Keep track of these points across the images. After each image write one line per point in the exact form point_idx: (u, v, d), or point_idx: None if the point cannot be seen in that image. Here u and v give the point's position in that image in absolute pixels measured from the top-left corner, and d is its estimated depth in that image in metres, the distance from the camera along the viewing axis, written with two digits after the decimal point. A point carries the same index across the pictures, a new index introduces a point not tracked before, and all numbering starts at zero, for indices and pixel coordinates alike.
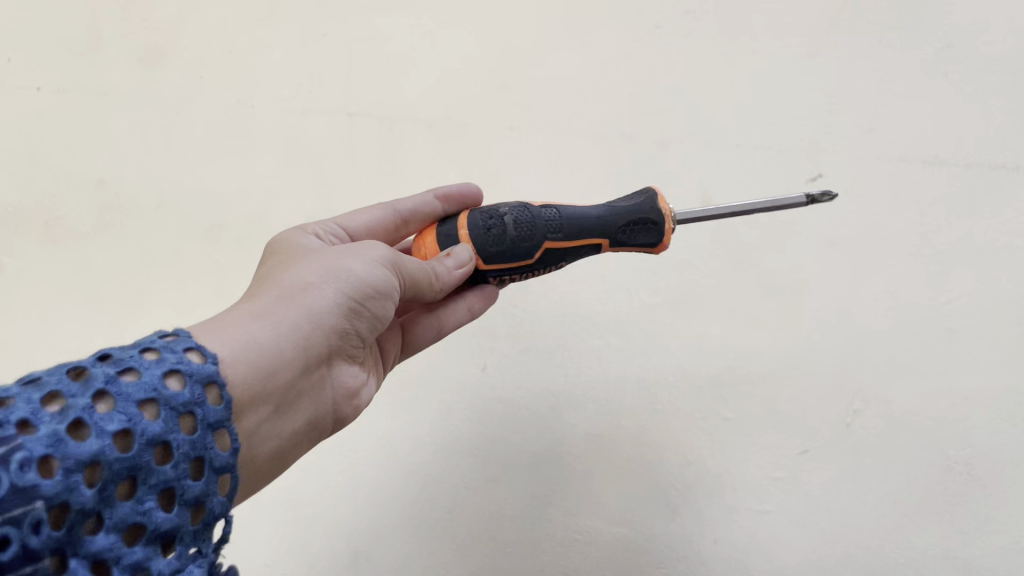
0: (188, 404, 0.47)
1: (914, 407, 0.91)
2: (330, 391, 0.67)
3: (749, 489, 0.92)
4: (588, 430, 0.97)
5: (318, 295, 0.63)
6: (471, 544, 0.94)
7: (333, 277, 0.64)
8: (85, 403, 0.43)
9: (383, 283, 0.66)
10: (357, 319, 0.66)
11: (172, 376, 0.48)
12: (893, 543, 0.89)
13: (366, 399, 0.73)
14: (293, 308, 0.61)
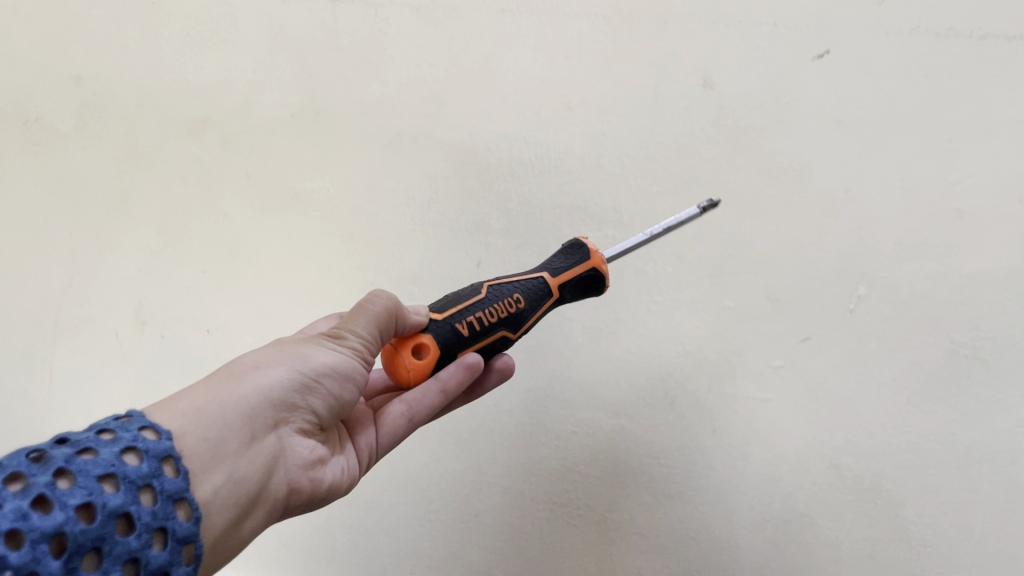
0: (146, 477, 0.49)
1: (921, 291, 0.88)
2: (285, 467, 0.65)
3: (749, 377, 0.91)
4: (585, 323, 0.97)
5: (270, 372, 0.64)
6: (470, 439, 0.99)
7: (290, 356, 0.65)
8: (46, 480, 0.44)
9: (338, 359, 0.67)
10: (312, 395, 0.66)
11: (129, 452, 0.50)
12: (895, 427, 0.87)
13: (327, 485, 0.70)
14: (243, 388, 0.62)
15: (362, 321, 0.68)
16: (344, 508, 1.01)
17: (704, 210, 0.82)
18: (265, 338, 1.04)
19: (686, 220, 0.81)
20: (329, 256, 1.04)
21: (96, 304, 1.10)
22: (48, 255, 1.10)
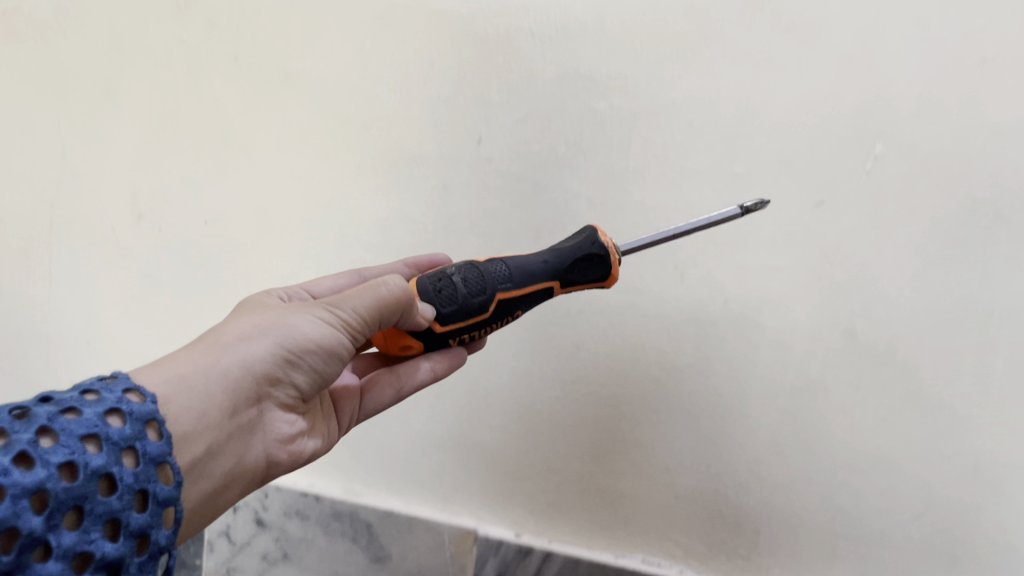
0: (130, 439, 0.52)
1: (943, 147, 0.79)
2: (262, 437, 0.70)
3: (762, 245, 0.87)
4: (592, 198, 0.93)
5: (257, 346, 0.66)
6: None
7: (278, 331, 0.68)
8: (29, 437, 0.47)
9: (325, 336, 0.70)
10: (295, 369, 0.70)
11: (114, 413, 0.53)
12: (912, 290, 0.82)
13: (299, 453, 0.76)
14: (231, 360, 0.64)
15: (352, 306, 0.71)
16: None
17: (747, 210, 0.81)
18: (276, 226, 1.04)
19: (722, 219, 0.81)
20: (324, 139, 1.00)
21: (95, 200, 1.10)
22: (50, 149, 1.10)
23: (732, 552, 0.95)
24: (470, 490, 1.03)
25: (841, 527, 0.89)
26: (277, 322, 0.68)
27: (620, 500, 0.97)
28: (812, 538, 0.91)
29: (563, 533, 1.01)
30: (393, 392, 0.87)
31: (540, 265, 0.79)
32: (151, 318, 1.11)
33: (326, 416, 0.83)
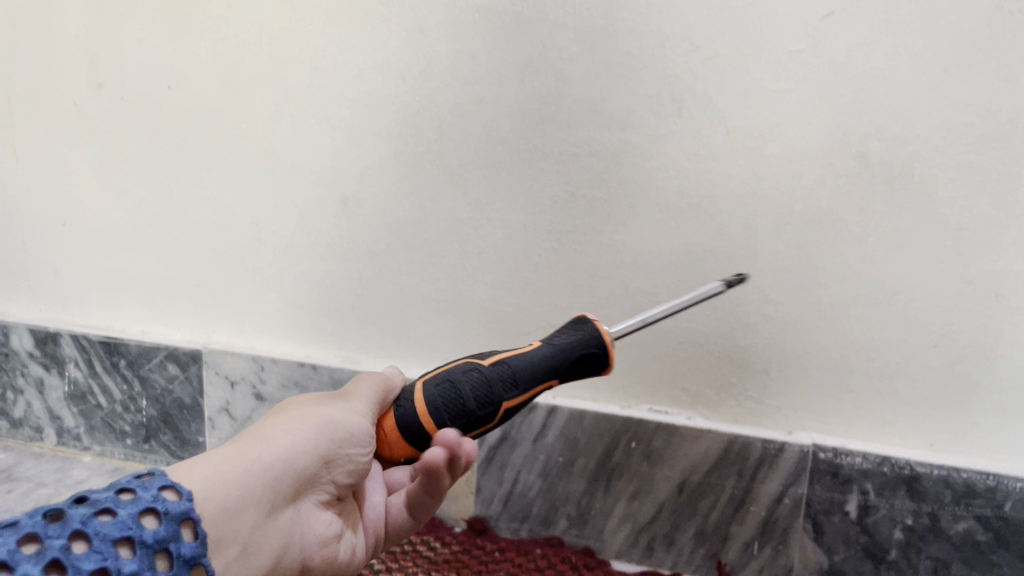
0: (165, 540, 0.50)
1: None
2: (301, 535, 0.62)
3: (765, 67, 0.79)
4: (581, 30, 0.83)
5: (297, 437, 0.63)
6: (464, 174, 0.91)
7: (313, 423, 0.65)
8: (61, 544, 0.45)
9: (354, 426, 0.67)
10: (331, 464, 0.65)
11: (150, 515, 0.50)
12: (929, 103, 0.76)
13: (339, 564, 0.66)
14: (275, 457, 0.60)
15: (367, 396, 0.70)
16: (345, 258, 0.98)
17: (728, 285, 0.79)
18: (234, 85, 0.96)
19: (705, 295, 0.78)
20: None
21: (53, 72, 1.03)
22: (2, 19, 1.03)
23: (741, 398, 0.88)
24: (470, 349, 0.97)
25: (854, 366, 0.84)
26: (310, 416, 0.65)
27: (624, 350, 0.91)
28: (825, 379, 0.85)
29: (566, 389, 0.95)
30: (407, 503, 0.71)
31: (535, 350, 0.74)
32: (122, 196, 1.05)
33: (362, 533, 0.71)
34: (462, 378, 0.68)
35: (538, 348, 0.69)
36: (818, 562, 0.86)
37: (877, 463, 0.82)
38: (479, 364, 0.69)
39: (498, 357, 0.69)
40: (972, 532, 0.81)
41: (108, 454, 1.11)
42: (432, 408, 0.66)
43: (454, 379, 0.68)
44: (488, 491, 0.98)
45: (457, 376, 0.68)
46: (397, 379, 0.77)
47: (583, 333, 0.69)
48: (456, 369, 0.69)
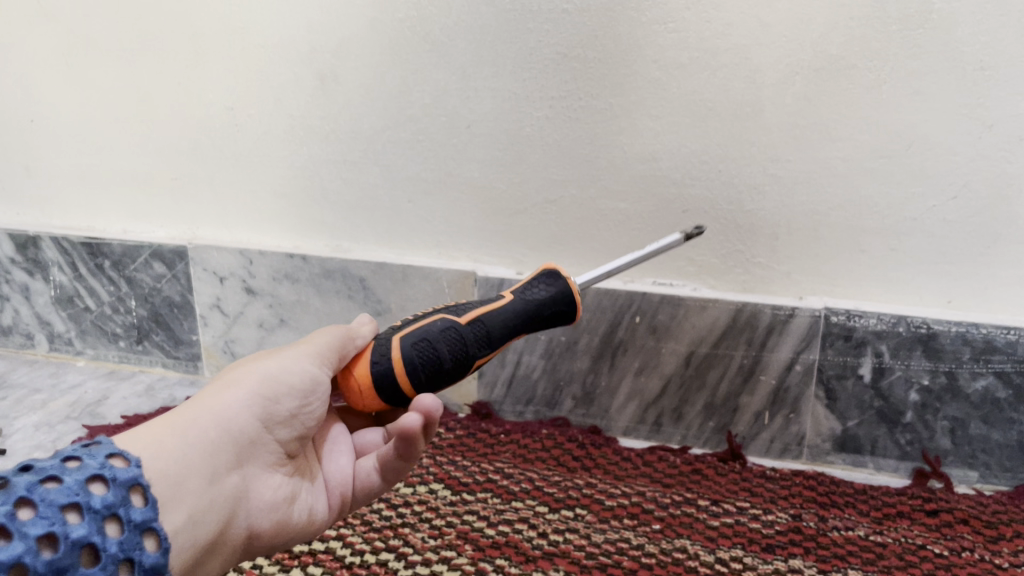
0: (114, 505, 0.41)
1: None
2: (246, 501, 0.54)
3: None
4: None
5: (229, 399, 0.53)
6: (447, 42, 0.84)
7: (248, 382, 0.55)
8: (6, 509, 0.37)
9: (296, 376, 0.57)
10: (275, 422, 0.56)
11: (96, 480, 0.42)
12: None
13: (295, 527, 0.58)
14: (203, 422, 0.51)
15: (319, 350, 0.60)
16: (328, 140, 0.92)
17: (687, 237, 0.73)
18: None
19: (662, 248, 0.73)
20: None
21: None
22: None
23: (748, 265, 0.84)
24: (463, 228, 0.92)
25: (869, 224, 0.79)
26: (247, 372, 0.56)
27: (625, 221, 0.86)
28: (837, 239, 0.80)
29: (566, 266, 0.90)
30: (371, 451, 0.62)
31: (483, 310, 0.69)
32: (89, 86, 0.99)
33: (321, 494, 0.61)
34: (438, 334, 0.61)
35: (509, 302, 0.65)
36: (831, 428, 0.84)
37: (892, 323, 0.79)
38: (452, 319, 0.63)
39: (468, 313, 0.64)
40: (991, 389, 0.78)
41: (103, 357, 1.09)
42: (409, 363, 0.60)
43: (431, 337, 0.61)
44: (491, 375, 0.96)
45: (434, 333, 0.61)
46: (361, 333, 0.65)
47: (553, 290, 0.66)
48: (429, 324, 0.62)
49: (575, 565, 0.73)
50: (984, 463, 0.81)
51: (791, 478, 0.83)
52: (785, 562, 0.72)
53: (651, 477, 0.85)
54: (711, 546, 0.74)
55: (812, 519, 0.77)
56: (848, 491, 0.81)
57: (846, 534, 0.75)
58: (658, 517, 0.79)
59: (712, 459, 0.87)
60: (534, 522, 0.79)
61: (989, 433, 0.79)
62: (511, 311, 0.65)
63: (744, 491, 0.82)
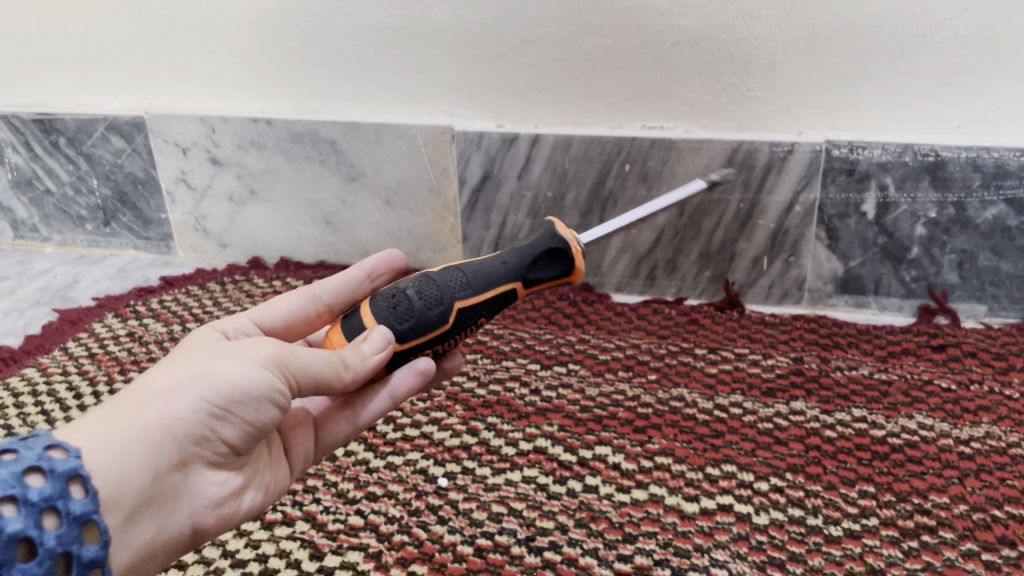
0: (52, 498, 0.36)
1: None
2: (187, 502, 0.44)
3: None
4: None
5: (173, 404, 0.42)
6: None
7: (201, 383, 0.43)
8: None
9: (255, 382, 0.44)
10: (225, 429, 0.44)
11: (33, 470, 0.37)
12: None
13: (247, 515, 0.48)
14: (138, 431, 0.41)
15: (301, 353, 0.46)
16: None
17: None
18: None
19: None
20: None
21: None
22: None
23: (744, 100, 0.77)
24: (435, 80, 0.84)
25: (874, 46, 0.72)
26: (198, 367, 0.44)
27: (611, 60, 0.79)
28: (842, 64, 0.74)
29: (549, 113, 0.83)
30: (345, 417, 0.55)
31: (502, 265, 0.53)
32: None
33: (283, 471, 0.53)
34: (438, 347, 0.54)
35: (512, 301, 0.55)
36: (832, 270, 0.81)
37: (897, 154, 0.74)
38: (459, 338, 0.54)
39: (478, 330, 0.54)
40: (1002, 217, 0.74)
41: (71, 242, 1.05)
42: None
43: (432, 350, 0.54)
44: (476, 239, 0.89)
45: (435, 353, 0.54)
46: (352, 369, 0.48)
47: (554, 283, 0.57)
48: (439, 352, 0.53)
49: (568, 419, 0.70)
50: (993, 297, 0.77)
51: (791, 322, 0.80)
52: (786, 405, 0.69)
53: (646, 331, 0.82)
54: (710, 394, 0.72)
55: (814, 361, 0.74)
56: (851, 332, 0.77)
57: (849, 373, 0.72)
58: (654, 368, 0.76)
59: (709, 309, 0.84)
60: (525, 380, 0.76)
61: (999, 264, 0.76)
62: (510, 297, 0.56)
63: (743, 338, 0.79)
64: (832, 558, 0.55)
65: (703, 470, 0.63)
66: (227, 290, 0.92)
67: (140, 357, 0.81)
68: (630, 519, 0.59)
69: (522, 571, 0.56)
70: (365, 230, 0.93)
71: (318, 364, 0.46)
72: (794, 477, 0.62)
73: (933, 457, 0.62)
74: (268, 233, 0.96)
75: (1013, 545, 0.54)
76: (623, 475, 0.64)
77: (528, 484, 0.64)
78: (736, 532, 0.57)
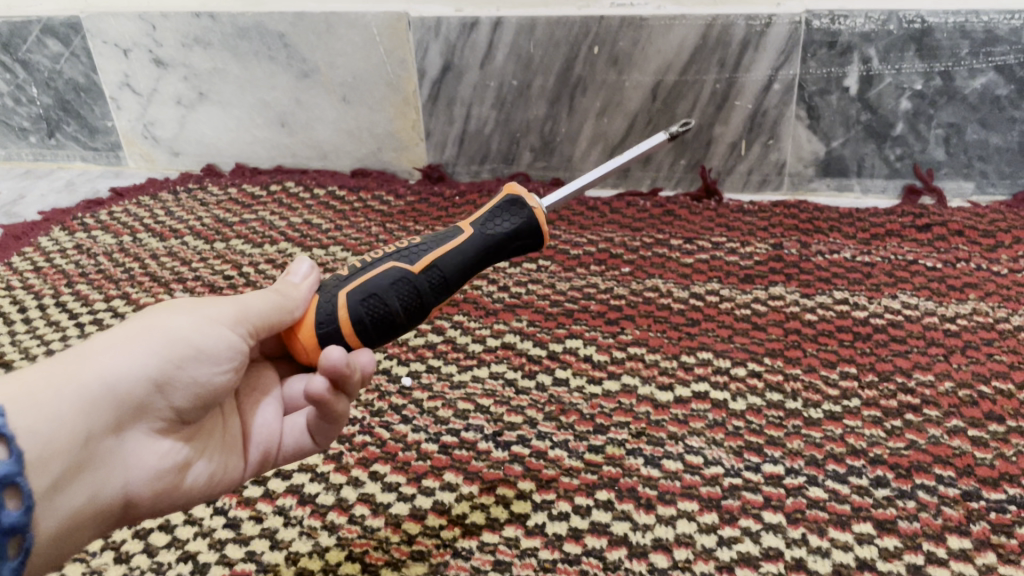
0: None
1: None
2: (124, 468, 0.39)
3: None
4: None
5: (121, 357, 0.38)
6: None
7: (153, 337, 0.39)
8: None
9: (209, 338, 0.40)
10: (176, 391, 0.40)
11: None
12: None
13: (187, 496, 0.42)
14: (80, 383, 0.36)
15: (253, 304, 0.43)
16: None
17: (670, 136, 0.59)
18: None
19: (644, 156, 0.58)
20: None
21: None
22: None
23: None
24: None
25: None
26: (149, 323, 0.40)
27: None
28: None
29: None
30: (302, 427, 0.47)
31: None
32: None
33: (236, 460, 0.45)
34: (392, 292, 0.46)
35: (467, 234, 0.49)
36: (814, 152, 0.76)
37: (882, 22, 0.69)
38: (405, 267, 0.46)
39: (422, 256, 0.47)
40: (991, 86, 0.70)
41: (15, 156, 0.99)
42: (358, 323, 0.45)
43: (384, 295, 0.45)
44: (439, 134, 0.85)
45: (386, 289, 0.46)
46: (295, 302, 0.45)
47: (518, 223, 0.49)
48: (378, 276, 0.46)
49: (538, 314, 0.67)
50: (981, 173, 0.74)
51: (771, 209, 0.76)
52: (765, 291, 0.66)
53: (620, 224, 0.77)
54: (685, 283, 0.68)
55: (794, 247, 0.71)
56: (833, 216, 0.74)
57: (831, 257, 0.69)
58: (627, 261, 0.72)
59: (685, 199, 0.79)
60: (492, 277, 0.72)
61: (987, 137, 0.72)
62: (475, 253, 0.48)
63: (720, 227, 0.75)
64: (811, 440, 0.52)
65: (678, 358, 0.60)
66: (180, 199, 0.87)
67: (88, 269, 0.76)
68: (601, 411, 0.57)
69: (489, 467, 0.53)
70: (322, 130, 0.88)
71: (269, 314, 0.43)
72: (772, 361, 0.59)
73: (918, 335, 0.60)
74: (220, 138, 0.91)
75: (1001, 420, 0.52)
76: (595, 367, 0.61)
77: (496, 380, 0.61)
78: (712, 419, 0.55)
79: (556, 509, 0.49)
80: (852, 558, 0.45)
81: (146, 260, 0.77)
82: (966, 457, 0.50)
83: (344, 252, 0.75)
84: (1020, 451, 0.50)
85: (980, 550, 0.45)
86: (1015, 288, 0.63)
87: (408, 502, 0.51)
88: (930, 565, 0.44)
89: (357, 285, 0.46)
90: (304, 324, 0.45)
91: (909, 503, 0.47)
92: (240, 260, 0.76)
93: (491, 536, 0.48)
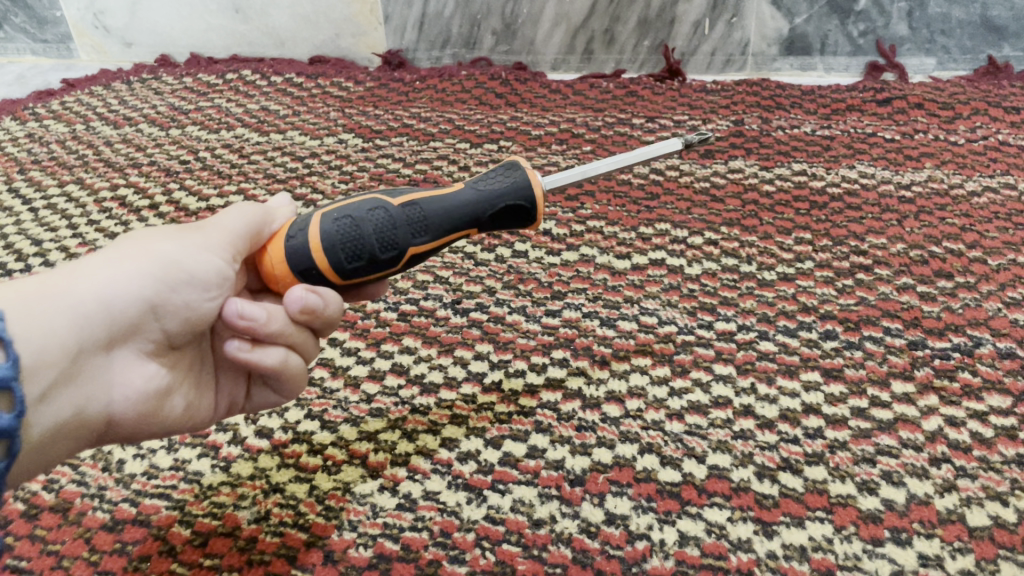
0: None
1: None
2: (111, 390, 0.34)
3: None
4: None
5: (107, 276, 0.33)
6: None
7: (142, 258, 0.35)
8: None
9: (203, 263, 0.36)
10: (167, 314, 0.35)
11: None
12: None
13: (165, 426, 0.37)
14: (68, 299, 0.32)
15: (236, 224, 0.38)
16: None
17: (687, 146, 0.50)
18: None
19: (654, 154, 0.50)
20: None
21: None
22: None
23: None
24: None
25: None
26: (142, 248, 0.35)
27: None
28: None
29: None
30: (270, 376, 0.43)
31: None
32: None
33: (208, 400, 0.40)
34: (368, 220, 0.39)
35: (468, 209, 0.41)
36: (777, 30, 0.76)
37: None
38: (384, 199, 0.40)
39: (407, 192, 0.40)
40: None
41: None
42: (328, 249, 0.38)
43: (359, 220, 0.39)
44: (398, 19, 0.83)
45: (360, 217, 0.39)
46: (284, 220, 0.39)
47: (515, 182, 0.41)
48: (355, 202, 0.39)
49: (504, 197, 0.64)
50: (943, 48, 0.74)
51: (734, 89, 0.75)
52: (724, 165, 0.66)
53: (582, 105, 0.75)
54: (646, 161, 0.67)
55: (755, 123, 0.70)
56: (795, 93, 0.73)
57: (791, 132, 0.69)
58: (588, 140, 0.71)
59: (648, 80, 0.78)
60: (454, 158, 0.69)
61: (950, 11, 0.72)
62: (468, 211, 0.41)
63: (683, 106, 0.74)
64: (763, 299, 0.53)
65: (636, 230, 0.60)
66: (134, 89, 0.85)
67: (40, 157, 0.75)
68: (559, 279, 0.57)
69: (447, 332, 0.53)
70: (277, 16, 0.85)
71: None
72: (729, 230, 0.59)
73: (873, 203, 0.60)
74: (174, 26, 0.89)
75: (949, 277, 0.53)
76: (554, 240, 0.60)
77: (455, 254, 0.60)
78: (668, 283, 0.55)
79: (512, 368, 0.50)
80: (799, 403, 0.46)
81: (99, 146, 0.76)
82: (913, 311, 0.51)
83: (302, 138, 0.74)
84: (966, 304, 0.51)
85: (922, 393, 0.46)
86: (972, 156, 0.63)
87: (367, 365, 0.51)
88: (873, 408, 0.45)
89: (333, 208, 0.39)
90: (274, 241, 0.40)
91: (856, 353, 0.49)
92: (196, 144, 0.74)
93: (449, 394, 0.49)
